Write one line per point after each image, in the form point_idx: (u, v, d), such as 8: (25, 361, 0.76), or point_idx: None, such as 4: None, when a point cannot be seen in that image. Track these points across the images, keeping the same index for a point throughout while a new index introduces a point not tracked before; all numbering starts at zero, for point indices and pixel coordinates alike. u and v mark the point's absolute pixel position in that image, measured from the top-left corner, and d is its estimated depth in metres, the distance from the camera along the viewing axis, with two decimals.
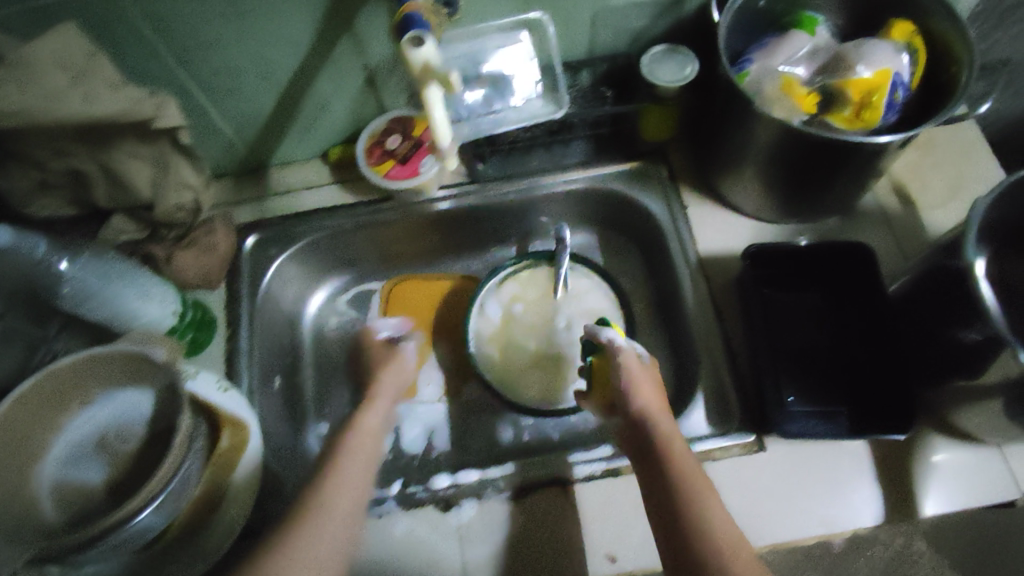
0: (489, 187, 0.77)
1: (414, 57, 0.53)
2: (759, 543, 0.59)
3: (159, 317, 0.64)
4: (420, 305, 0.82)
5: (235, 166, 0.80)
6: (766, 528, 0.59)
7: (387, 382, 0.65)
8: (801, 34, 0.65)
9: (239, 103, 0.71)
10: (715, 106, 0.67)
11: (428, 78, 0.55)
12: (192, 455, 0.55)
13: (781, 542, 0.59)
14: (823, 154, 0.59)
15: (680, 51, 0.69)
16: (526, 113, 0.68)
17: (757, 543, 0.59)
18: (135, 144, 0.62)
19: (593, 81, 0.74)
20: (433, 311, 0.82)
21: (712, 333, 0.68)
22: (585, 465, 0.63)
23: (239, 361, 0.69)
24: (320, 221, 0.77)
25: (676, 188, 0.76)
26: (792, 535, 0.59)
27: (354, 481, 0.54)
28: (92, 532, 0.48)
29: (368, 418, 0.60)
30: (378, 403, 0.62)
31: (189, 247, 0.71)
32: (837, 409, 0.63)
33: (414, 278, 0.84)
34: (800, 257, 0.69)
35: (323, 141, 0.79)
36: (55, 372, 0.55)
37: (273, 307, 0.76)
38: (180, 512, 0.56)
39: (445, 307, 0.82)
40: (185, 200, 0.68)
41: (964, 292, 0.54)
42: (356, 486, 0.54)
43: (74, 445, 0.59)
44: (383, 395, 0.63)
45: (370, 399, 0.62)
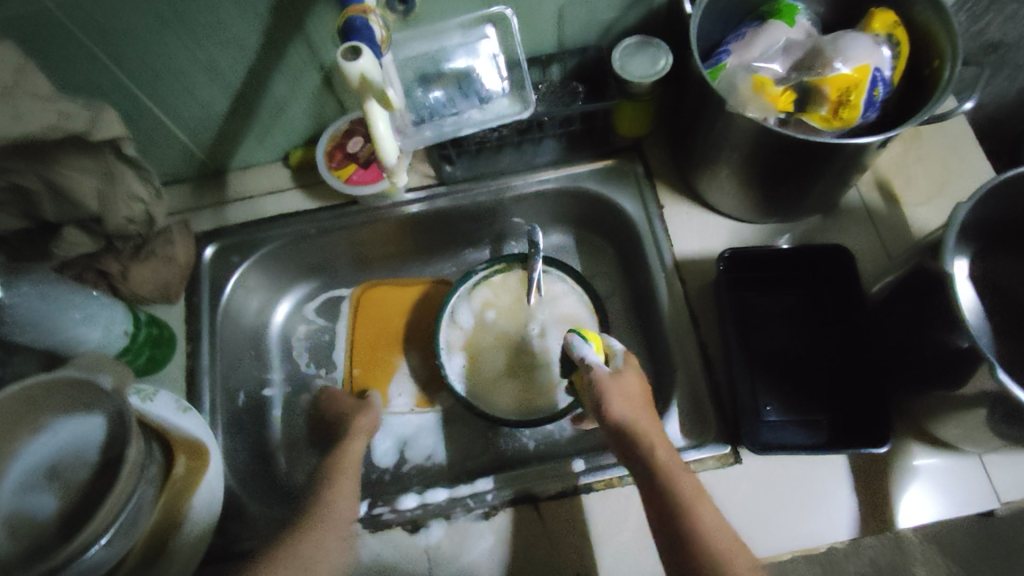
0: (458, 190, 0.73)
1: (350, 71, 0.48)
2: (763, 554, 0.58)
3: (107, 340, 0.61)
4: (392, 312, 0.79)
5: (192, 170, 0.76)
6: (764, 538, 0.58)
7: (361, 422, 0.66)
8: (778, 25, 0.62)
9: (190, 109, 0.66)
10: (689, 103, 0.64)
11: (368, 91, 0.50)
12: (144, 482, 0.53)
13: (780, 552, 0.58)
14: (798, 151, 0.56)
15: (653, 43, 0.65)
16: (492, 114, 0.63)
17: (762, 554, 0.58)
18: (79, 158, 0.57)
19: (563, 76, 0.71)
20: (405, 317, 0.79)
21: (689, 340, 0.66)
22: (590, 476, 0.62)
23: (201, 380, 0.67)
24: (282, 229, 0.73)
25: (652, 187, 0.73)
26: (788, 545, 0.58)
27: (351, 507, 0.57)
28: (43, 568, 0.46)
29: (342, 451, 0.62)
30: (358, 442, 0.64)
31: (144, 261, 0.68)
32: (814, 418, 0.62)
33: (386, 282, 0.81)
34: (779, 259, 0.67)
35: (283, 143, 0.75)
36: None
37: (236, 320, 0.73)
38: (136, 540, 0.54)
39: (415, 312, 0.79)
40: (135, 212, 0.65)
41: (941, 300, 0.52)
42: (350, 512, 0.56)
43: (26, 474, 0.58)
44: (361, 434, 0.65)
45: (350, 438, 0.64)
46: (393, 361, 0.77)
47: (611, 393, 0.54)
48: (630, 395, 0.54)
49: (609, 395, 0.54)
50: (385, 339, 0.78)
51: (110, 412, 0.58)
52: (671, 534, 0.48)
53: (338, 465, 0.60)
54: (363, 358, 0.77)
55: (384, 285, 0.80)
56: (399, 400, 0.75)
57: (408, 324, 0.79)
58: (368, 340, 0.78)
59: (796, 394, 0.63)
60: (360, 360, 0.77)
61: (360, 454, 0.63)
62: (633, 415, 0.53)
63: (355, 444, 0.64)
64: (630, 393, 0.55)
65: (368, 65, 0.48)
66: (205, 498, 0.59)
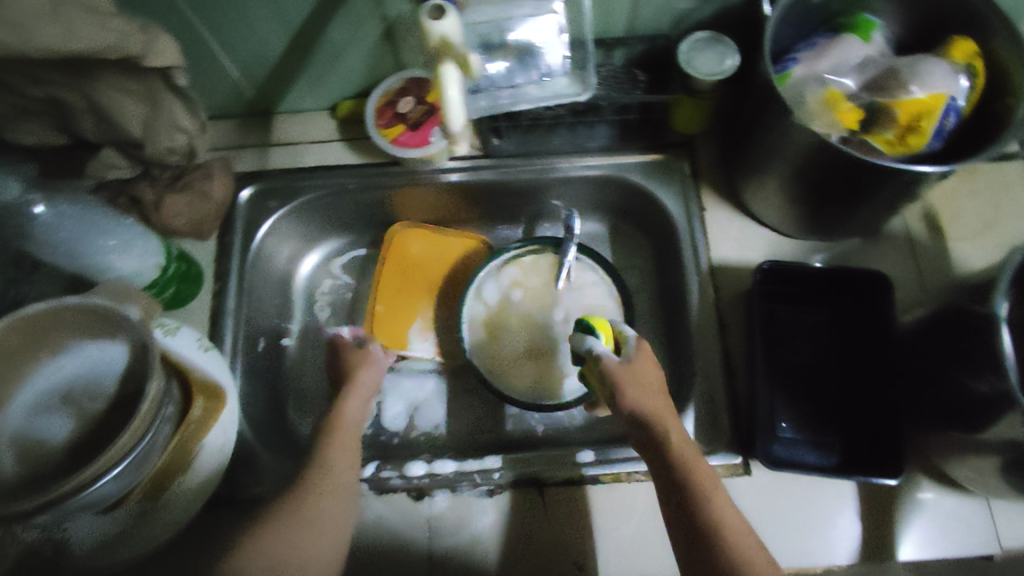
0: (505, 164, 0.73)
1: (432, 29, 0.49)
2: (785, 564, 0.58)
3: (137, 270, 0.60)
4: (423, 258, 0.76)
5: (240, 108, 0.75)
6: (779, 549, 0.59)
7: (366, 376, 0.61)
8: (853, 39, 0.61)
9: (246, 46, 0.65)
10: (749, 109, 0.63)
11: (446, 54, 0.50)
12: (160, 421, 0.54)
13: (795, 567, 0.59)
14: (857, 174, 0.55)
15: (723, 41, 0.64)
16: (549, 91, 0.63)
17: (784, 564, 0.58)
18: (120, 78, 0.56)
19: (628, 61, 0.70)
20: (437, 268, 0.76)
21: (713, 346, 0.66)
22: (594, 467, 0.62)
23: (225, 320, 0.67)
24: (322, 180, 0.73)
25: (697, 188, 0.72)
26: (800, 561, 0.59)
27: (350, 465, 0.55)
28: (46, 499, 0.47)
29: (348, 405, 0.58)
30: (355, 398, 0.59)
31: (182, 191, 0.67)
32: (828, 440, 0.62)
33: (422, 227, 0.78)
34: (815, 278, 0.66)
35: (334, 93, 0.74)
36: (29, 316, 0.53)
37: (265, 265, 0.73)
38: (139, 480, 0.54)
39: (457, 266, 0.77)
40: (177, 142, 0.64)
41: (984, 343, 0.51)
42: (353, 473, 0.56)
43: (39, 397, 0.57)
44: (359, 391, 0.60)
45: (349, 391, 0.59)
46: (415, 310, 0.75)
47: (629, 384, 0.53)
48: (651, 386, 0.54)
49: (629, 386, 0.53)
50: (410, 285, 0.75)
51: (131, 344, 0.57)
52: (691, 532, 0.48)
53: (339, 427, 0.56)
54: (386, 298, 0.74)
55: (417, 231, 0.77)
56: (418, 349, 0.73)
57: (440, 275, 0.76)
58: (395, 281, 0.75)
59: (815, 414, 0.64)
60: (384, 300, 0.74)
61: (360, 411, 0.59)
62: (651, 406, 0.52)
63: (353, 400, 0.59)
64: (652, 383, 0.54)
65: (450, 27, 0.49)
66: (214, 441, 0.60)
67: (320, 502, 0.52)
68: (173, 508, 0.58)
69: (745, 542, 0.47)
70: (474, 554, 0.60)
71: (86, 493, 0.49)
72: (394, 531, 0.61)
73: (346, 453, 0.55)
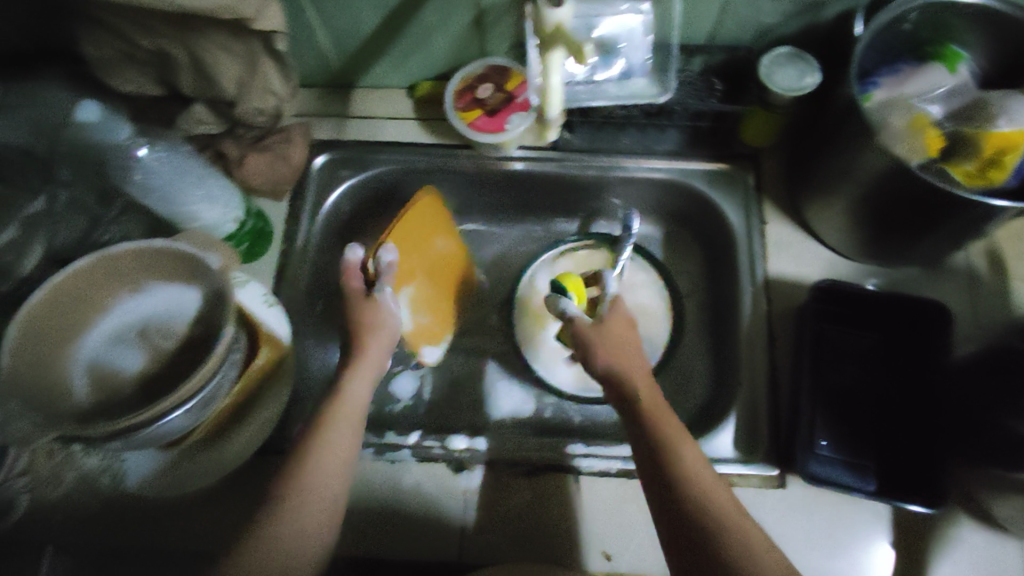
0: (569, 158, 0.74)
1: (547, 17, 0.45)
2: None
3: (218, 222, 0.63)
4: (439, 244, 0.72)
5: (324, 79, 0.78)
6: (806, 563, 0.59)
7: (374, 342, 0.59)
8: (938, 69, 0.62)
9: (341, 20, 0.68)
10: (822, 128, 0.64)
11: (558, 42, 0.46)
12: (227, 366, 0.56)
13: None
14: (930, 202, 0.55)
15: (805, 59, 0.64)
16: (628, 91, 0.64)
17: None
18: (228, 39, 0.59)
19: (706, 69, 0.71)
20: (447, 269, 0.74)
21: (760, 358, 0.66)
22: (601, 462, 0.64)
23: (291, 278, 0.70)
24: (393, 155, 0.75)
25: (759, 202, 0.73)
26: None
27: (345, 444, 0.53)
28: (122, 428, 0.49)
29: (350, 388, 0.56)
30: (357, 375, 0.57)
31: (262, 152, 0.71)
32: (865, 463, 0.62)
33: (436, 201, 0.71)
34: (869, 302, 0.65)
35: (415, 73, 0.77)
36: (113, 255, 0.55)
37: (331, 232, 0.76)
38: (202, 419, 0.57)
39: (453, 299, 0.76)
40: (267, 105, 0.68)
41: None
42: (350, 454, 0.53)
43: (116, 330, 0.60)
44: (365, 370, 0.57)
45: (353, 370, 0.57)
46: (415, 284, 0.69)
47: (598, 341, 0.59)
48: (623, 343, 0.59)
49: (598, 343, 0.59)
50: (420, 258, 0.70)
51: (207, 291, 0.60)
52: (654, 475, 0.50)
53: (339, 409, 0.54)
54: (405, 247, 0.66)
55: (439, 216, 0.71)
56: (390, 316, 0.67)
57: (444, 273, 0.74)
58: (410, 241, 0.67)
59: (854, 436, 0.63)
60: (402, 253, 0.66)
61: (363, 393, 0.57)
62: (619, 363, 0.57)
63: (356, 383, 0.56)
64: (626, 340, 0.59)
65: (567, 14, 0.45)
66: (268, 394, 0.63)
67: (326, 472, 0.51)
68: (225, 452, 0.61)
69: (709, 484, 0.48)
70: (505, 530, 0.62)
71: (156, 425, 0.52)
72: (429, 501, 0.63)
73: (344, 429, 0.53)
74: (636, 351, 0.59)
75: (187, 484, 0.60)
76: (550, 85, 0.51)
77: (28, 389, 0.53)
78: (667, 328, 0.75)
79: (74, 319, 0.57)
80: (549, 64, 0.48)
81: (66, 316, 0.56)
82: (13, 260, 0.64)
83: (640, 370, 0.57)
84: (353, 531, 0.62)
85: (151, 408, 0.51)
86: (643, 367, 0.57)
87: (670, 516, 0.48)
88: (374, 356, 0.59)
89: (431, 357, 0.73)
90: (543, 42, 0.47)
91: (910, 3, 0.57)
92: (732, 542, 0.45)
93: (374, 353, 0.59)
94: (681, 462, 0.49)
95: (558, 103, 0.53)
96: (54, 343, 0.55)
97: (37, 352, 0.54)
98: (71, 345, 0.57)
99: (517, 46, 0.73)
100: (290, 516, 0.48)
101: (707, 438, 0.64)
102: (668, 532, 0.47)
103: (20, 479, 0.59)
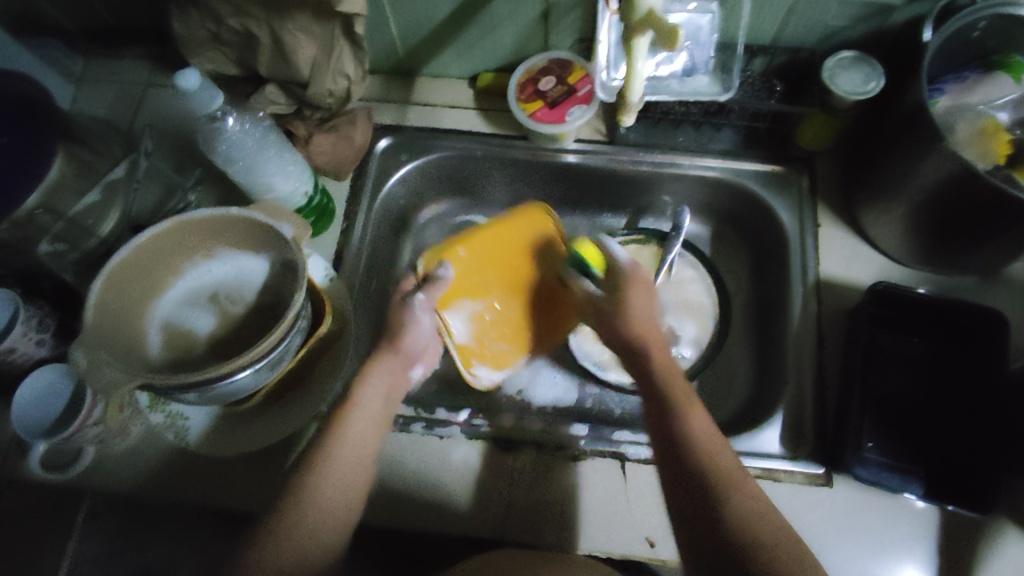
0: (623, 153, 0.75)
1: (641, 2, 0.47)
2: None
3: (290, 194, 0.66)
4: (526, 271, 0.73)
5: (390, 66, 0.81)
6: (851, 564, 0.59)
7: (391, 353, 0.60)
8: (1004, 79, 0.61)
9: (414, 8, 0.70)
10: (886, 132, 0.64)
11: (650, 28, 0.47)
12: (294, 332, 0.58)
13: None
14: (995, 208, 0.55)
15: (870, 63, 0.65)
16: (690, 87, 0.66)
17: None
18: (311, 20, 0.63)
19: (766, 72, 0.73)
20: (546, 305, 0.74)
21: (809, 357, 0.67)
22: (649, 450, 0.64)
23: (350, 255, 0.72)
24: (452, 142, 0.78)
25: (814, 204, 0.73)
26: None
27: (361, 450, 0.54)
28: (193, 381, 0.51)
29: (364, 395, 0.57)
30: (376, 382, 0.58)
31: (328, 132, 0.74)
32: (914, 469, 0.62)
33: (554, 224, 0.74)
34: (925, 308, 0.64)
35: (478, 64, 0.79)
36: (191, 221, 0.57)
37: (388, 214, 0.78)
38: (265, 381, 0.59)
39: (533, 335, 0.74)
40: (339, 87, 0.70)
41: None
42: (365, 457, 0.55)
43: (188, 294, 0.62)
44: (387, 373, 0.59)
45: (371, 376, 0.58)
46: (490, 299, 0.72)
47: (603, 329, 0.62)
48: (643, 307, 0.60)
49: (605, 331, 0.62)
50: (501, 281, 0.73)
51: (275, 261, 0.62)
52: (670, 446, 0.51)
53: (358, 412, 0.56)
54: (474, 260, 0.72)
55: (527, 253, 0.73)
56: (455, 326, 0.71)
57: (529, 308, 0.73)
58: (496, 256, 0.73)
59: (904, 440, 0.63)
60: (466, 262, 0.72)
61: (379, 395, 0.58)
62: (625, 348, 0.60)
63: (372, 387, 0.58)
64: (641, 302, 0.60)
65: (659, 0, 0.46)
66: (326, 363, 0.65)
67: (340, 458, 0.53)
68: (286, 416, 0.63)
69: (724, 458, 0.50)
70: (546, 512, 0.62)
71: (222, 383, 0.54)
72: (474, 477, 0.64)
73: (362, 438, 0.55)
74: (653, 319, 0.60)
75: (249, 445, 0.63)
76: (636, 73, 0.55)
77: (109, 341, 0.54)
78: (715, 324, 0.77)
79: (152, 279, 0.59)
80: (635, 49, 0.51)
81: (146, 275, 0.58)
82: (94, 222, 0.68)
83: (656, 341, 0.58)
84: (400, 501, 0.63)
85: (219, 367, 0.52)
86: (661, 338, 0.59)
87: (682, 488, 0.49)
88: (389, 366, 0.60)
89: (484, 378, 0.72)
90: (632, 28, 0.49)
91: (982, 11, 0.57)
92: (742, 514, 0.47)
93: (394, 358, 0.60)
94: (697, 433, 0.51)
95: (640, 87, 0.58)
96: (133, 302, 0.58)
97: (119, 308, 0.56)
98: (149, 304, 0.60)
99: (581, 41, 0.75)
100: (301, 511, 0.50)
101: (751, 433, 0.65)
102: (680, 503, 0.49)
103: (92, 429, 0.60)
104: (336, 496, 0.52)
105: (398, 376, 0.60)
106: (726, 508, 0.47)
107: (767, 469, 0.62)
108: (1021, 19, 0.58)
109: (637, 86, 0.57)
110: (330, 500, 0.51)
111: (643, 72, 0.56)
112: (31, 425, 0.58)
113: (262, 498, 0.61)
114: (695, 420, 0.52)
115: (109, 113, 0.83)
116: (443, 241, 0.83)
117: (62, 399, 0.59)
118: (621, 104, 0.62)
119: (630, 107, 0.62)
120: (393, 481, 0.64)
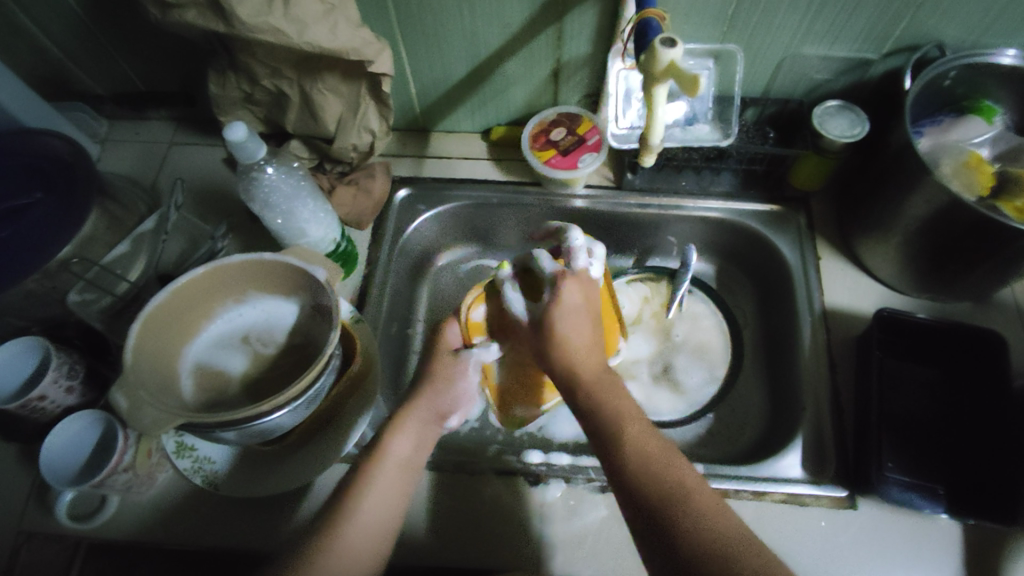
0: (632, 196, 0.80)
1: (662, 56, 0.53)
2: None
3: (319, 240, 0.69)
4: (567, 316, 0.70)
5: (407, 122, 0.86)
6: None
7: (422, 402, 0.59)
8: (976, 120, 0.69)
9: (435, 69, 0.76)
10: (875, 171, 0.69)
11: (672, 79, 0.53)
12: (327, 371, 0.59)
13: None
14: (983, 232, 0.59)
15: (855, 111, 0.72)
16: (695, 135, 0.74)
17: None
18: (341, 79, 0.68)
19: (758, 120, 0.79)
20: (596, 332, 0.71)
21: (824, 383, 0.69)
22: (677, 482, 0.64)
23: (372, 298, 0.75)
24: (469, 190, 0.82)
25: (813, 240, 0.77)
26: None
27: (396, 486, 0.54)
28: (231, 417, 0.51)
29: (393, 445, 0.55)
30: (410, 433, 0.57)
31: (350, 185, 0.78)
32: (933, 486, 0.63)
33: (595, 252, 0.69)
34: (929, 331, 0.68)
35: (491, 118, 0.84)
36: (226, 266, 0.59)
37: (405, 257, 0.81)
38: (294, 420, 0.59)
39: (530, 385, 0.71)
40: (363, 141, 0.74)
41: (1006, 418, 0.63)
42: (396, 497, 0.54)
43: (217, 338, 0.63)
44: (421, 420, 0.58)
45: (397, 428, 0.57)
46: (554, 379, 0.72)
47: (563, 317, 0.56)
48: (571, 325, 0.56)
49: (562, 318, 0.56)
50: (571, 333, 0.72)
51: (304, 304, 0.65)
52: (613, 473, 0.49)
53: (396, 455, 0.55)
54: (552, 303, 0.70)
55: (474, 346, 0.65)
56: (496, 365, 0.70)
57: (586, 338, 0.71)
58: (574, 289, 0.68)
59: (921, 459, 0.64)
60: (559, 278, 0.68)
61: (412, 439, 0.57)
62: (585, 341, 0.56)
63: (402, 433, 0.56)
64: (576, 325, 0.56)
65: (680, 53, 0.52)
66: (355, 402, 0.66)
67: (379, 486, 0.53)
68: (316, 455, 0.63)
69: (672, 470, 0.48)
70: (579, 548, 0.61)
71: (257, 422, 0.55)
72: (504, 512, 0.64)
73: (393, 480, 0.54)
74: (584, 330, 0.56)
75: (273, 487, 0.62)
76: (655, 117, 0.61)
77: (148, 381, 0.54)
78: (728, 357, 0.79)
79: (186, 323, 0.60)
80: (657, 97, 0.57)
81: (181, 318, 0.59)
82: (123, 271, 0.70)
83: (585, 353, 0.55)
84: (432, 537, 0.63)
85: (254, 405, 0.53)
86: (591, 346, 0.56)
87: (635, 516, 0.47)
88: (421, 417, 0.58)
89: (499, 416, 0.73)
90: (654, 79, 0.55)
91: (951, 62, 0.65)
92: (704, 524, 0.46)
93: (421, 409, 0.59)
94: (637, 441, 0.50)
95: (661, 128, 0.63)
96: (171, 345, 0.59)
97: (161, 350, 0.57)
98: (181, 348, 0.60)
99: (587, 96, 0.80)
100: (334, 547, 0.49)
101: (774, 459, 0.66)
102: (639, 513, 0.47)
103: (122, 476, 0.59)
104: (376, 521, 0.51)
105: (427, 429, 0.58)
106: (676, 522, 0.46)
107: (792, 494, 0.63)
108: (989, 67, 0.65)
109: (657, 126, 0.62)
110: (368, 520, 0.51)
111: (664, 113, 0.62)
112: (54, 474, 0.58)
113: (285, 534, 0.62)
114: (635, 440, 0.50)
115: (132, 171, 0.86)
116: (460, 288, 0.86)
117: (89, 449, 0.60)
118: (640, 143, 0.66)
119: (651, 147, 0.65)
120: (422, 519, 0.63)
